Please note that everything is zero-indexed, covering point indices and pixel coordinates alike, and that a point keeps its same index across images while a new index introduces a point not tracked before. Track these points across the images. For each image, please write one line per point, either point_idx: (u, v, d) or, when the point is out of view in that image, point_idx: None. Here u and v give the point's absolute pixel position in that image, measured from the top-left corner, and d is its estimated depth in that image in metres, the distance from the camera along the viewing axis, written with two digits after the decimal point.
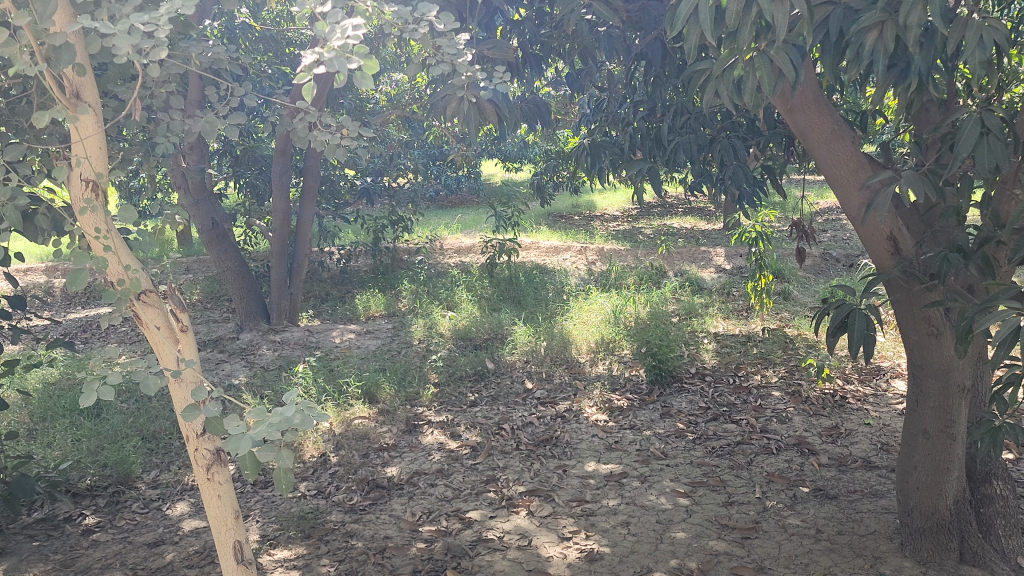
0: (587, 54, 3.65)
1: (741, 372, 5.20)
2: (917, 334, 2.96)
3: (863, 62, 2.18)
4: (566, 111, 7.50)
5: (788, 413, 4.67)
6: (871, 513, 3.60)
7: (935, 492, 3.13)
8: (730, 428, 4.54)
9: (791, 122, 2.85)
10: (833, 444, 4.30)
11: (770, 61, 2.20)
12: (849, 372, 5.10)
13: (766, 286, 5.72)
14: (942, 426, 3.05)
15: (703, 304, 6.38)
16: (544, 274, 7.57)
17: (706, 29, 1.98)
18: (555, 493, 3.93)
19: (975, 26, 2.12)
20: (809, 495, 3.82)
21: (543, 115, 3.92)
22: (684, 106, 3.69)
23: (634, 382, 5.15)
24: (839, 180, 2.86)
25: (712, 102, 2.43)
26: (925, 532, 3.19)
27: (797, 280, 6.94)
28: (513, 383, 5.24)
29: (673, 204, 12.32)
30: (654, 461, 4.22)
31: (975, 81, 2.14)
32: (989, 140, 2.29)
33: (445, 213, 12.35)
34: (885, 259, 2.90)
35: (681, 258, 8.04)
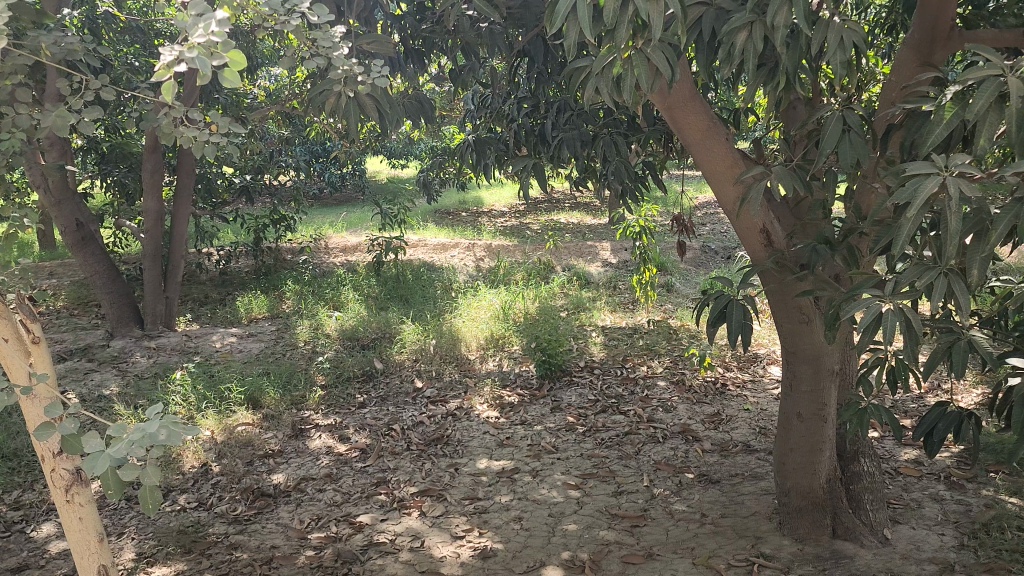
0: (470, 50, 3.63)
1: (627, 364, 5.32)
2: (790, 323, 3.10)
3: (734, 61, 2.25)
4: (451, 107, 7.45)
5: (673, 402, 4.81)
6: (751, 495, 3.75)
7: (809, 472, 3.29)
8: (618, 420, 4.63)
9: (669, 120, 2.90)
10: (715, 430, 4.45)
11: (646, 59, 2.24)
12: (729, 360, 5.29)
13: (650, 279, 5.86)
14: (814, 409, 3.20)
15: (590, 297, 6.49)
16: (432, 271, 7.51)
17: (585, 26, 1.99)
18: (447, 492, 3.91)
19: (836, 28, 2.23)
20: (694, 480, 3.94)
21: (426, 112, 3.87)
22: (567, 103, 3.73)
23: (524, 378, 5.18)
24: (716, 177, 2.97)
25: (592, 98, 2.45)
26: (801, 510, 3.34)
27: (679, 272, 7.15)
28: (402, 382, 5.18)
29: (560, 199, 12.48)
30: (545, 455, 4.25)
31: (837, 80, 2.25)
32: (850, 137, 2.41)
33: (330, 211, 12.09)
34: (758, 250, 3.00)
35: (568, 252, 8.15)
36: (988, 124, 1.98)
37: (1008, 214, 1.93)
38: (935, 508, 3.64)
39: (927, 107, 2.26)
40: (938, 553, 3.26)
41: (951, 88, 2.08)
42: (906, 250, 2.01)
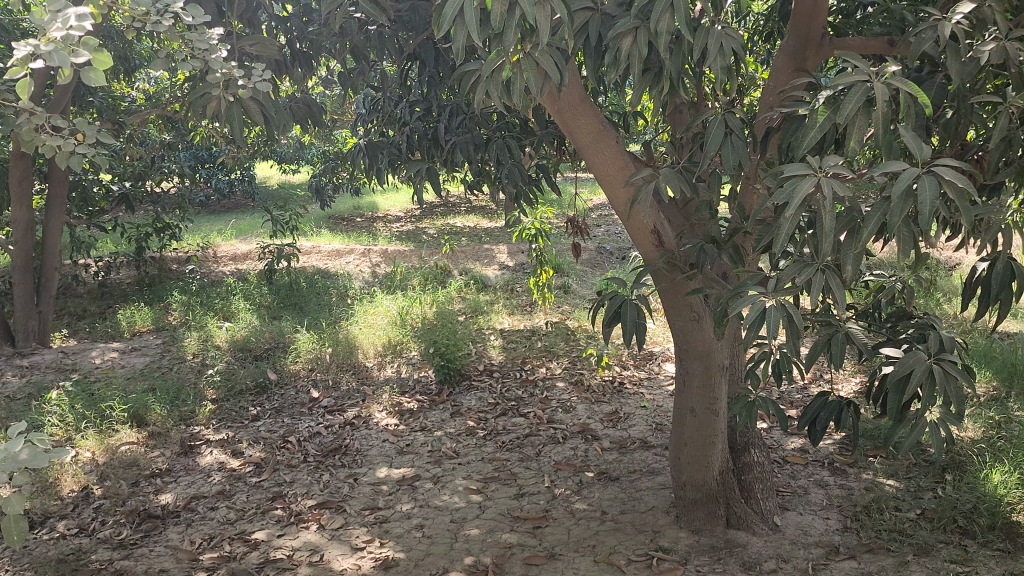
0: (360, 53, 3.56)
1: (526, 366, 5.35)
2: (681, 321, 3.18)
3: (621, 66, 2.29)
4: (342, 111, 7.31)
5: (572, 402, 4.86)
6: (649, 490, 3.84)
7: (702, 466, 3.39)
8: (518, 422, 4.65)
9: (560, 122, 2.92)
10: (613, 428, 4.53)
11: (535, 63, 2.25)
12: (625, 358, 5.39)
13: (547, 281, 5.90)
14: (706, 404, 3.29)
15: (488, 301, 6.49)
16: (326, 278, 7.36)
17: (474, 31, 1.99)
18: (346, 503, 3.83)
19: (716, 34, 2.30)
20: (594, 479, 4.00)
21: (315, 116, 3.78)
22: (459, 106, 3.71)
23: (424, 384, 5.14)
24: (608, 178, 3.02)
25: (483, 102, 2.44)
26: (697, 503, 3.44)
27: (575, 273, 7.25)
28: (297, 393, 5.06)
29: (456, 203, 12.46)
30: (446, 461, 4.23)
31: (719, 85, 2.32)
32: (732, 139, 2.49)
33: (218, 218, 11.68)
34: (650, 250, 3.07)
35: (465, 256, 8.13)
36: (857, 127, 2.08)
37: (877, 212, 2.04)
38: (820, 493, 3.81)
39: (802, 111, 2.37)
40: (824, 537, 3.44)
41: (822, 93, 2.19)
42: (786, 248, 2.09)
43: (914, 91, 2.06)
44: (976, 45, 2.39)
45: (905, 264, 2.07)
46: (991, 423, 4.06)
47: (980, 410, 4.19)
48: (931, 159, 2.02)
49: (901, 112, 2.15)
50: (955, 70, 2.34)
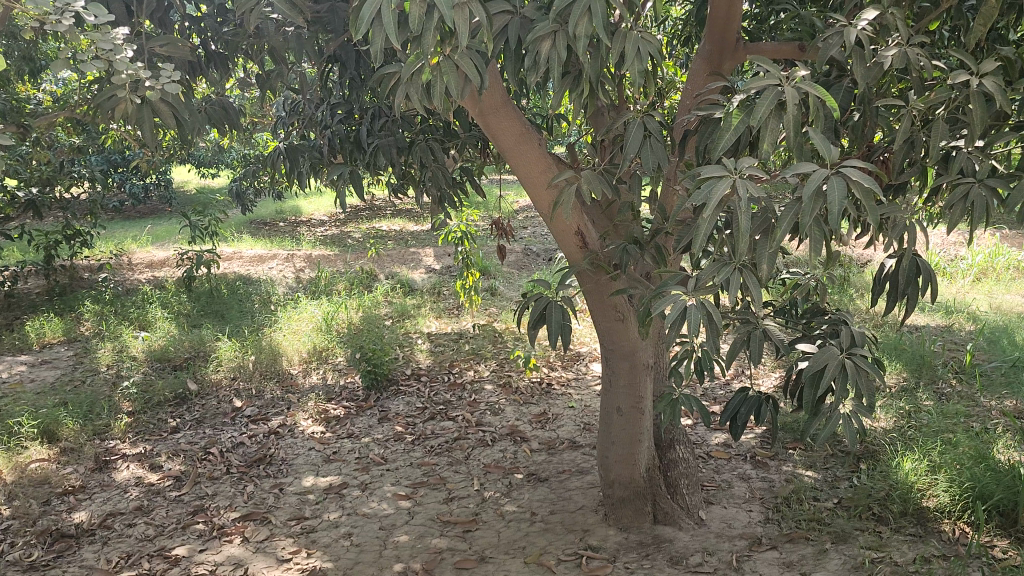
0: (278, 55, 3.49)
1: (454, 369, 5.33)
2: (607, 321, 3.21)
3: (540, 69, 2.29)
4: (262, 113, 7.15)
5: (500, 404, 4.87)
6: (578, 490, 3.87)
7: (629, 464, 3.43)
8: (447, 426, 4.63)
9: (482, 125, 2.92)
10: (541, 429, 4.55)
11: (455, 66, 2.24)
12: (552, 360, 5.42)
13: (474, 284, 5.89)
14: (632, 402, 3.34)
15: (415, 304, 6.44)
16: (248, 284, 7.20)
17: (392, 34, 1.97)
18: (272, 514, 3.75)
19: (633, 38, 2.33)
20: (523, 480, 4.01)
21: (232, 119, 3.69)
22: (382, 109, 3.68)
23: (350, 390, 5.08)
24: (531, 180, 3.03)
25: (403, 105, 2.42)
26: (624, 500, 3.49)
27: (502, 275, 7.27)
28: (219, 403, 4.94)
29: (382, 206, 12.35)
30: (373, 468, 4.18)
31: (637, 88, 2.35)
32: (651, 142, 2.53)
33: (133, 224, 11.30)
34: (574, 251, 3.09)
35: (391, 259, 8.05)
36: (770, 130, 2.14)
37: (790, 213, 2.09)
38: (743, 486, 3.90)
39: (717, 114, 2.42)
40: (747, 529, 3.53)
41: (736, 97, 2.25)
42: (705, 248, 2.13)
43: (823, 95, 2.14)
44: (879, 50, 2.49)
45: (818, 262, 2.13)
46: (901, 413, 4.22)
47: (891, 401, 4.35)
48: (840, 159, 2.09)
49: (811, 115, 2.22)
50: (861, 75, 2.42)
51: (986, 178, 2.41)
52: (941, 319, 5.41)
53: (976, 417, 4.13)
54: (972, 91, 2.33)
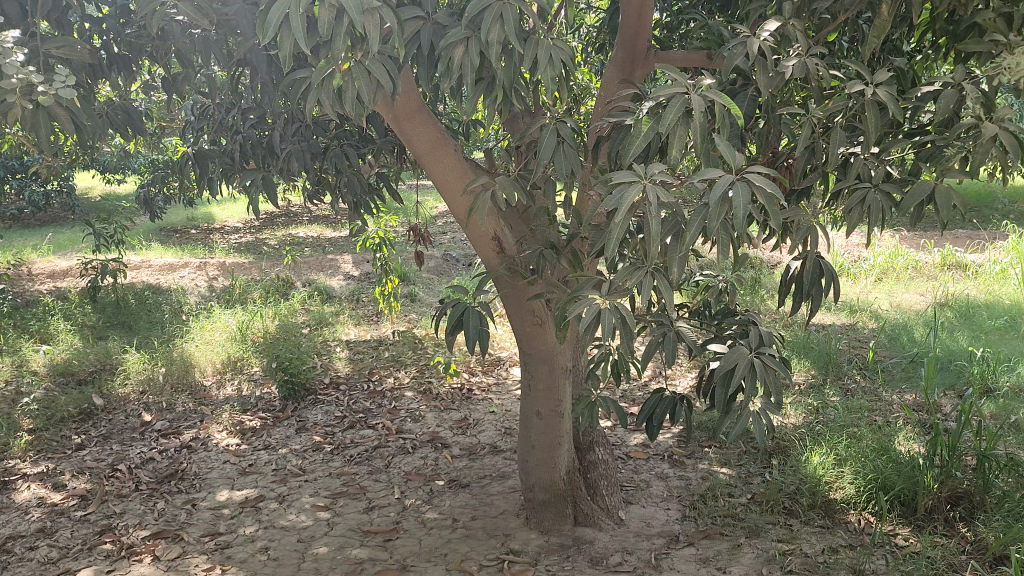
0: (185, 58, 3.39)
1: (374, 377, 5.27)
2: (525, 325, 3.23)
3: (453, 76, 2.30)
4: (170, 117, 6.94)
5: (421, 411, 4.84)
6: (499, 495, 3.87)
7: (550, 466, 3.46)
8: (366, 434, 4.58)
9: (396, 131, 2.91)
10: (462, 435, 4.54)
11: (366, 71, 2.22)
12: (473, 365, 5.42)
13: (393, 290, 5.84)
14: (551, 406, 3.37)
15: (333, 312, 6.35)
16: (157, 293, 6.97)
17: (301, 39, 1.95)
18: (184, 530, 3.63)
19: (545, 45, 2.35)
20: (444, 487, 3.99)
21: (137, 124, 3.57)
22: (295, 114, 3.61)
23: (267, 401, 4.97)
24: (447, 187, 3.03)
25: (315, 110, 2.38)
26: (545, 503, 3.51)
27: (422, 281, 7.23)
28: (128, 418, 4.77)
29: (298, 212, 12.13)
30: (291, 479, 4.10)
31: (550, 95, 2.37)
32: (564, 148, 2.56)
33: (33, 233, 10.80)
34: (492, 256, 3.10)
35: (308, 266, 7.91)
36: (678, 136, 2.19)
37: (698, 217, 2.15)
38: (661, 486, 3.98)
39: (628, 120, 2.47)
40: (665, 527, 3.60)
41: (646, 104, 2.29)
42: (617, 253, 2.17)
43: (728, 102, 2.20)
44: (781, 59, 2.59)
45: (726, 265, 2.20)
46: (810, 409, 4.38)
47: (800, 398, 4.51)
48: (745, 165, 2.16)
49: (717, 122, 2.28)
50: (764, 83, 2.51)
51: (881, 183, 2.53)
52: (845, 318, 5.63)
53: (879, 411, 4.31)
54: (866, 100, 2.45)
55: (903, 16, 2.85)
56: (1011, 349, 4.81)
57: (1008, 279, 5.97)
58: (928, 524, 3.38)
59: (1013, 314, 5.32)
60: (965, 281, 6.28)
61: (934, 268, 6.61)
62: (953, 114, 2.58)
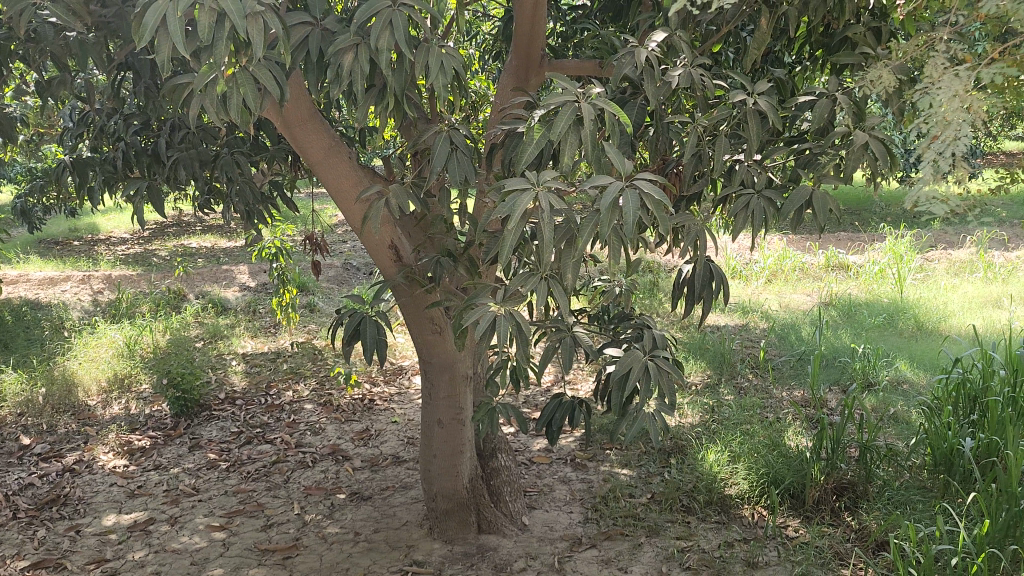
0: (60, 62, 3.23)
1: (272, 391, 5.14)
2: (424, 334, 3.21)
3: (343, 83, 2.26)
4: (47, 124, 6.60)
5: (321, 423, 4.74)
6: (401, 506, 3.83)
7: (452, 475, 3.45)
8: (264, 450, 4.45)
9: (287, 139, 2.85)
10: (364, 447, 4.48)
11: (251, 78, 2.16)
12: (375, 375, 5.34)
13: (291, 300, 5.71)
14: (452, 414, 3.35)
15: (228, 324, 6.16)
16: (36, 309, 6.61)
17: (179, 43, 1.88)
18: (67, 559, 3.45)
19: (436, 53, 2.35)
20: (345, 500, 3.92)
21: (9, 131, 3.37)
22: (181, 121, 3.49)
23: (157, 419, 4.78)
24: (341, 196, 2.98)
25: (198, 117, 2.30)
26: (448, 512, 3.49)
27: (321, 291, 7.10)
28: (4, 442, 4.50)
29: (191, 222, 11.73)
30: (184, 499, 3.95)
31: (442, 102, 2.37)
32: (457, 155, 2.55)
33: None
34: (389, 266, 3.07)
35: (202, 278, 7.66)
36: (568, 144, 2.21)
37: (589, 223, 2.17)
38: (563, 489, 4.02)
39: (520, 128, 2.48)
40: (568, 530, 3.64)
41: (536, 112, 2.31)
42: (511, 260, 2.18)
43: (616, 111, 2.25)
44: (667, 69, 2.66)
45: (617, 271, 2.23)
46: (706, 408, 4.51)
47: (696, 398, 4.64)
48: (633, 172, 2.21)
49: (607, 130, 2.32)
50: (652, 92, 2.57)
51: (763, 190, 2.63)
52: (738, 319, 5.83)
53: (770, 408, 4.48)
54: (748, 109, 2.54)
55: (782, 29, 2.97)
56: (889, 345, 5.07)
57: (886, 278, 6.30)
58: (816, 515, 3.52)
59: (891, 311, 5.62)
60: (847, 281, 6.60)
61: (819, 269, 6.92)
62: (828, 123, 2.70)
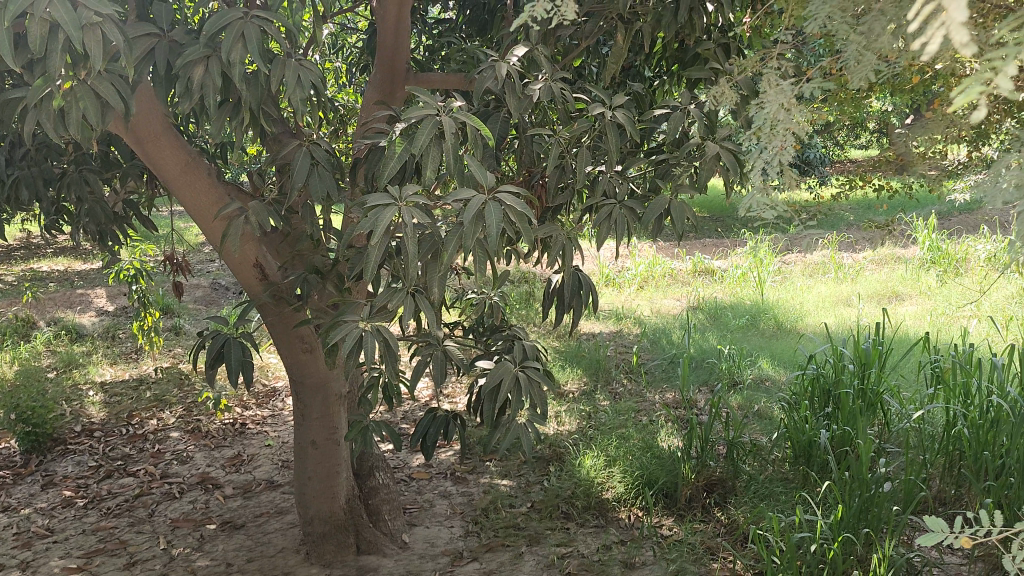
0: None
1: (134, 420, 4.87)
2: (293, 353, 3.12)
3: (193, 97, 2.18)
4: None
5: (188, 451, 4.54)
6: (276, 532, 3.71)
7: (328, 497, 3.37)
8: (126, 483, 4.22)
9: (140, 155, 2.72)
10: (235, 473, 4.31)
11: (92, 91, 2.05)
12: (246, 399, 5.16)
13: (154, 324, 5.44)
14: (326, 434, 3.27)
15: (85, 352, 5.81)
16: None
17: (6, 55, 1.76)
18: None
19: (292, 67, 2.29)
20: (216, 530, 3.76)
21: None
22: (21, 137, 3.27)
23: (5, 457, 4.46)
24: (201, 214, 2.87)
25: (33, 134, 2.16)
26: (325, 535, 3.41)
27: (187, 313, 6.80)
28: None
29: (41, 244, 11.00)
30: (37, 542, 3.68)
31: (300, 116, 2.31)
32: (319, 171, 2.50)
33: None
34: (254, 285, 2.96)
35: (54, 303, 7.20)
36: (430, 157, 2.20)
37: (453, 236, 2.17)
38: (443, 504, 4.00)
39: (381, 142, 2.46)
40: (448, 545, 3.62)
41: (397, 126, 2.30)
42: (376, 276, 2.15)
43: (478, 124, 2.26)
44: (528, 83, 2.70)
45: (483, 283, 2.24)
46: (583, 414, 4.59)
47: (573, 405, 4.71)
48: (495, 185, 2.22)
49: (469, 143, 2.33)
50: (514, 105, 2.60)
51: (624, 200, 2.70)
52: (612, 325, 5.97)
53: (643, 411, 4.60)
54: (607, 122, 2.61)
55: (638, 45, 3.08)
56: (752, 344, 5.32)
57: (748, 282, 6.62)
58: (688, 512, 3.64)
59: (753, 312, 5.91)
60: (713, 285, 6.88)
61: (687, 275, 7.19)
62: (682, 134, 2.81)
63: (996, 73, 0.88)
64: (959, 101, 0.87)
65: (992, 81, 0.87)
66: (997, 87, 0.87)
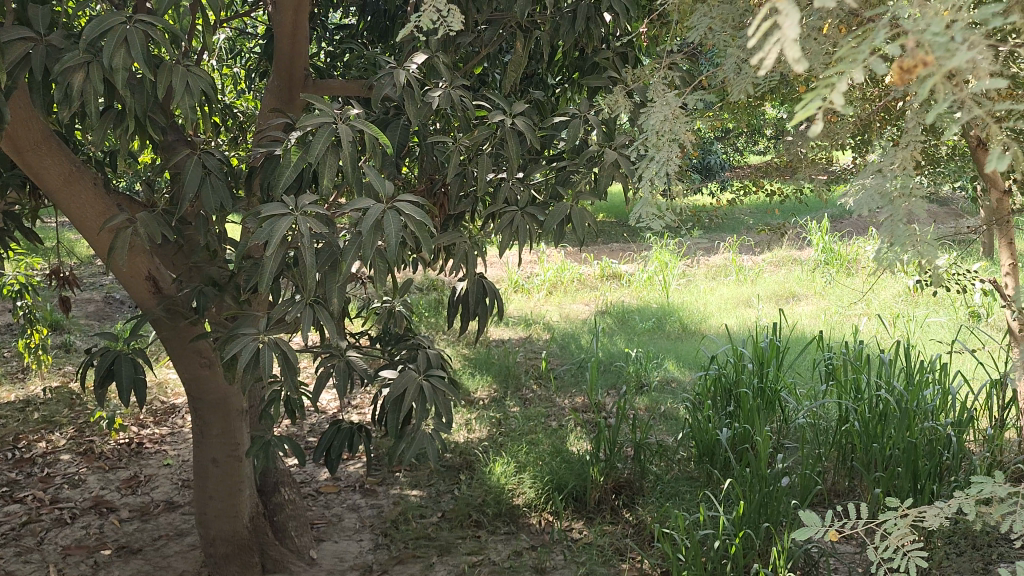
0: None
1: (20, 444, 4.62)
2: (190, 369, 3.01)
3: (74, 104, 2.07)
4: None
5: (80, 475, 4.32)
6: (176, 555, 3.57)
7: (230, 516, 3.27)
8: (12, 510, 3.99)
9: (18, 166, 2.58)
10: (132, 495, 4.13)
11: None
12: (143, 417, 4.95)
13: (41, 341, 5.16)
14: (227, 451, 3.18)
15: None
16: None
17: None
18: None
19: (180, 73, 2.21)
20: (111, 556, 3.59)
21: None
22: None
23: None
24: (88, 226, 2.74)
25: None
26: (228, 556, 3.30)
27: (78, 329, 6.50)
28: None
29: None
30: None
31: (190, 124, 2.24)
32: (212, 180, 2.43)
33: None
34: (147, 298, 2.85)
35: None
36: (327, 166, 2.16)
37: (351, 247, 2.13)
38: (353, 518, 3.94)
39: (277, 151, 2.40)
40: (358, 560, 3.56)
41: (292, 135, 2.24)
42: (271, 289, 2.10)
43: (375, 133, 2.23)
44: (427, 91, 2.68)
45: (383, 293, 2.21)
46: (493, 421, 4.59)
47: (483, 412, 4.70)
48: (394, 194, 2.20)
49: (367, 151, 2.29)
50: (412, 112, 2.58)
51: (525, 207, 2.71)
52: (522, 331, 6.00)
53: (553, 416, 4.63)
54: (506, 130, 2.61)
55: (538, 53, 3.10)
56: (658, 347, 5.43)
57: (654, 286, 6.76)
58: (597, 515, 3.68)
59: (659, 316, 6.04)
60: (620, 289, 7.00)
61: (595, 279, 7.28)
62: (582, 142, 2.84)
63: (834, 85, 0.93)
64: (798, 116, 0.91)
65: (830, 95, 0.92)
66: (834, 103, 0.91)
